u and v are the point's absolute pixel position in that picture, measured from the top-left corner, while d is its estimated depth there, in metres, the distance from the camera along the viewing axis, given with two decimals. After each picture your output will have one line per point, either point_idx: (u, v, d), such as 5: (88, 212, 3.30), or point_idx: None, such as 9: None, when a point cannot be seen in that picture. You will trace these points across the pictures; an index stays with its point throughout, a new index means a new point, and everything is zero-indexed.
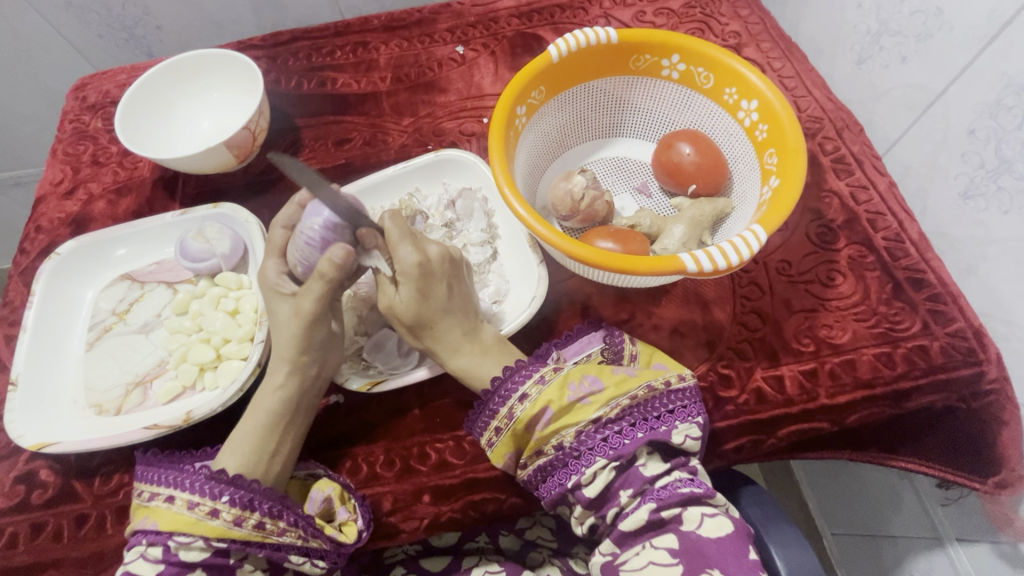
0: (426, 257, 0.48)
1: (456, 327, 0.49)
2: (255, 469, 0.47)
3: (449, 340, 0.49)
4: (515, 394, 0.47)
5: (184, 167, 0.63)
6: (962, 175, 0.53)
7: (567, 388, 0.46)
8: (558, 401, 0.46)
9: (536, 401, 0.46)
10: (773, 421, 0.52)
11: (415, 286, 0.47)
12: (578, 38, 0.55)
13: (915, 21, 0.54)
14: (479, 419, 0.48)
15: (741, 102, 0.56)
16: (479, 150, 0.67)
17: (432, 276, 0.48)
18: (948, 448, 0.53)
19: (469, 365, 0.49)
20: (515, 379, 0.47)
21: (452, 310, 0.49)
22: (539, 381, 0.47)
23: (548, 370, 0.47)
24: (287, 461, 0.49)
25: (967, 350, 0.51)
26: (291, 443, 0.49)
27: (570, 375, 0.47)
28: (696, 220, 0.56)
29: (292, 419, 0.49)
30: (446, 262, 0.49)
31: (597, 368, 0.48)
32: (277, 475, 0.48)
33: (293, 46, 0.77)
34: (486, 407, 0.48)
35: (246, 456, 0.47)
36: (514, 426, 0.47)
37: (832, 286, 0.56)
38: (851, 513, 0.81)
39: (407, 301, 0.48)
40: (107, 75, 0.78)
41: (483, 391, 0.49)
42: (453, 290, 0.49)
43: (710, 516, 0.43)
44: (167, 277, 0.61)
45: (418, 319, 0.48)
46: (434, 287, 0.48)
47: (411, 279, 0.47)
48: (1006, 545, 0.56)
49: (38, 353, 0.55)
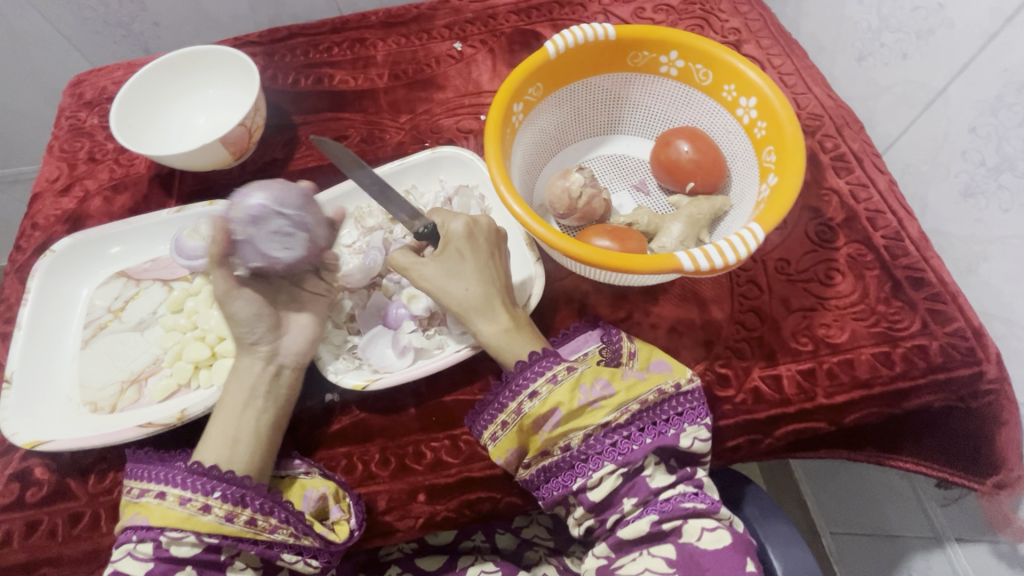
0: (473, 222, 0.50)
1: (492, 293, 0.49)
2: (220, 454, 0.47)
3: (479, 302, 0.48)
4: (525, 390, 0.46)
5: (180, 163, 0.63)
6: (963, 173, 0.53)
7: (578, 390, 0.45)
8: (568, 404, 0.45)
9: (546, 401, 0.45)
10: (770, 421, 0.51)
11: (459, 247, 0.49)
12: (576, 34, 0.55)
13: (916, 17, 0.53)
14: (485, 413, 0.48)
15: (740, 99, 0.56)
16: (476, 148, 0.67)
17: (476, 241, 0.50)
18: (947, 447, 0.53)
19: (502, 335, 0.48)
20: (528, 374, 0.46)
21: (491, 276, 0.49)
22: (551, 380, 0.46)
23: (561, 369, 0.46)
24: (254, 449, 0.48)
25: (967, 349, 0.51)
26: (252, 432, 0.48)
27: (582, 377, 0.46)
28: (694, 218, 0.55)
29: (249, 406, 0.49)
30: (492, 232, 0.51)
31: (609, 370, 0.47)
32: (244, 462, 0.47)
33: (290, 43, 0.77)
34: (495, 400, 0.48)
35: (212, 439, 0.48)
36: (521, 421, 0.46)
37: (831, 285, 0.56)
38: (850, 513, 0.81)
39: (444, 261, 0.49)
40: (104, 71, 0.77)
41: (497, 382, 0.48)
42: (495, 256, 0.51)
43: (710, 530, 0.43)
44: (162, 275, 0.60)
45: (453, 277, 0.49)
46: (477, 251, 0.50)
47: (455, 241, 0.50)
48: (1005, 545, 0.56)
49: (32, 351, 0.55)
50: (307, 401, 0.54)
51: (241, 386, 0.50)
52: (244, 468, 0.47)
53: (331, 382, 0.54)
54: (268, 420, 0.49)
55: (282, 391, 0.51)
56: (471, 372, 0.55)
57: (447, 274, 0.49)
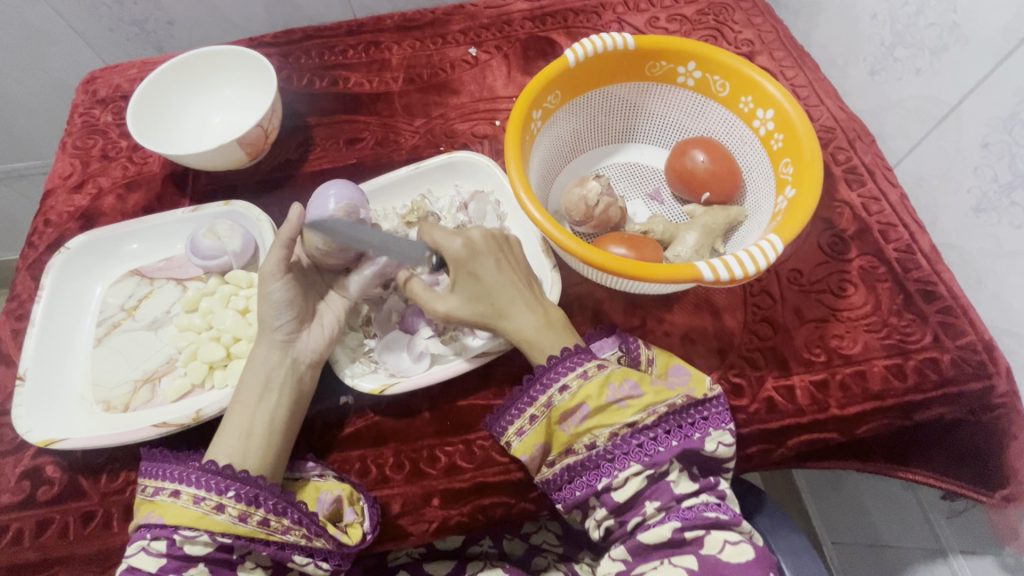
0: (471, 239, 0.49)
1: (518, 298, 0.49)
2: (234, 451, 0.47)
3: (514, 310, 0.49)
4: (555, 384, 0.47)
5: (196, 163, 0.63)
6: (975, 189, 0.53)
7: (607, 387, 0.46)
8: (596, 399, 0.45)
9: (576, 394, 0.46)
10: (783, 431, 0.52)
11: (466, 272, 0.48)
12: (594, 43, 0.55)
13: (931, 34, 0.54)
14: (512, 408, 0.49)
15: (756, 111, 0.56)
16: (491, 152, 0.67)
17: (479, 256, 0.48)
18: (956, 461, 0.53)
19: (530, 339, 0.48)
20: (559, 369, 0.47)
21: (508, 281, 0.49)
22: (582, 375, 0.46)
23: (592, 365, 0.47)
24: (268, 444, 0.48)
25: (977, 363, 0.51)
26: (264, 423, 0.49)
27: (611, 375, 0.46)
28: (709, 227, 0.56)
29: (264, 400, 0.49)
30: (490, 239, 0.50)
31: (638, 374, 0.47)
32: (255, 458, 0.47)
33: (305, 45, 0.77)
34: (526, 393, 0.48)
35: (230, 439, 0.48)
36: (550, 415, 0.47)
37: (844, 296, 0.56)
38: (853, 523, 0.81)
39: (461, 287, 0.48)
40: (117, 69, 0.77)
41: (526, 376, 0.49)
42: (504, 266, 0.49)
43: (733, 543, 0.43)
44: (177, 274, 0.60)
45: (481, 301, 0.48)
46: (484, 266, 0.48)
47: (461, 264, 0.48)
48: (1010, 557, 0.56)
49: (46, 349, 0.55)
50: (322, 403, 0.55)
51: (256, 382, 0.50)
52: (253, 465, 0.47)
53: (347, 385, 0.54)
54: (288, 410, 0.50)
55: (303, 387, 0.52)
56: (484, 377, 0.55)
57: (472, 300, 0.48)
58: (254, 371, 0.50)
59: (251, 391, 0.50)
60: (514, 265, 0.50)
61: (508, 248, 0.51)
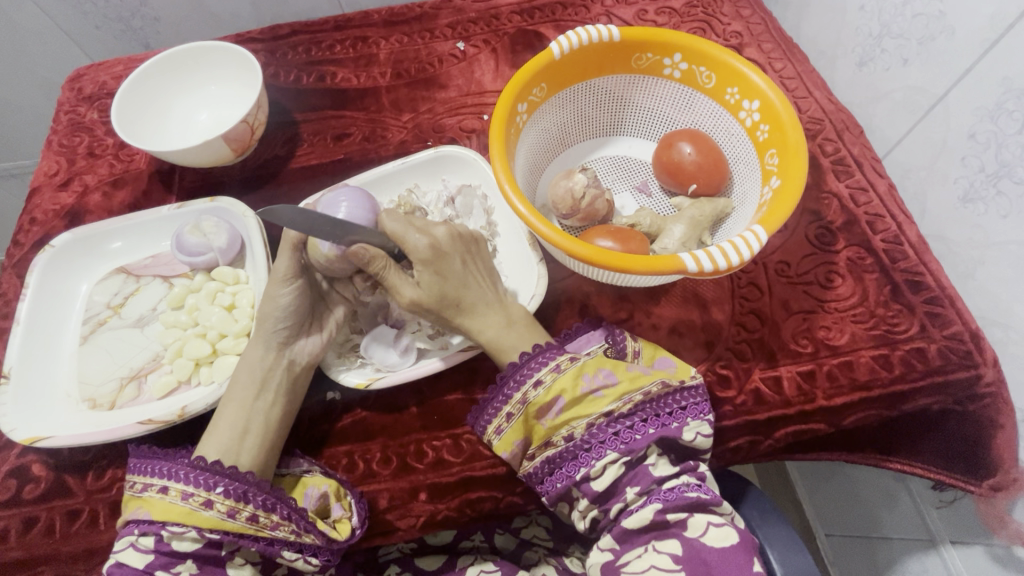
0: (436, 239, 0.48)
1: (481, 301, 0.49)
2: (228, 450, 0.47)
3: (476, 313, 0.49)
4: (529, 380, 0.47)
5: (182, 160, 0.63)
6: (961, 179, 0.53)
7: (581, 378, 0.46)
8: (571, 391, 0.45)
9: (550, 388, 0.46)
10: (770, 422, 0.52)
11: (430, 270, 0.47)
12: (580, 35, 0.55)
13: (918, 24, 0.54)
14: (489, 407, 0.48)
15: (742, 103, 0.56)
16: (479, 147, 0.67)
17: (445, 256, 0.48)
18: (942, 451, 0.53)
19: (497, 340, 0.49)
20: (532, 364, 0.47)
21: (473, 284, 0.49)
22: (555, 369, 0.46)
23: (564, 359, 0.47)
24: (263, 444, 0.48)
25: (964, 353, 0.51)
26: (259, 423, 0.49)
27: (585, 366, 0.46)
28: (695, 220, 0.56)
29: (260, 400, 0.49)
30: (456, 239, 0.49)
31: (613, 362, 0.47)
32: (250, 457, 0.47)
33: (292, 40, 0.76)
34: (501, 391, 0.48)
35: (224, 439, 0.47)
36: (526, 411, 0.47)
37: (831, 287, 0.56)
38: (845, 514, 0.81)
39: (427, 285, 0.48)
40: (103, 66, 0.77)
41: (498, 376, 0.48)
42: (471, 267, 0.50)
43: (717, 525, 0.43)
44: (163, 271, 0.60)
45: (444, 299, 0.48)
46: (449, 266, 0.48)
47: (428, 262, 0.47)
48: (1000, 547, 0.56)
49: (31, 347, 0.55)
50: (309, 399, 0.54)
51: (250, 382, 0.50)
52: (247, 463, 0.47)
53: (334, 381, 0.54)
54: (286, 409, 0.50)
55: (297, 388, 0.52)
56: (471, 372, 0.55)
57: (431, 296, 0.48)
58: (250, 369, 0.50)
59: (246, 390, 0.49)
60: (478, 267, 0.50)
61: (474, 247, 0.51)
